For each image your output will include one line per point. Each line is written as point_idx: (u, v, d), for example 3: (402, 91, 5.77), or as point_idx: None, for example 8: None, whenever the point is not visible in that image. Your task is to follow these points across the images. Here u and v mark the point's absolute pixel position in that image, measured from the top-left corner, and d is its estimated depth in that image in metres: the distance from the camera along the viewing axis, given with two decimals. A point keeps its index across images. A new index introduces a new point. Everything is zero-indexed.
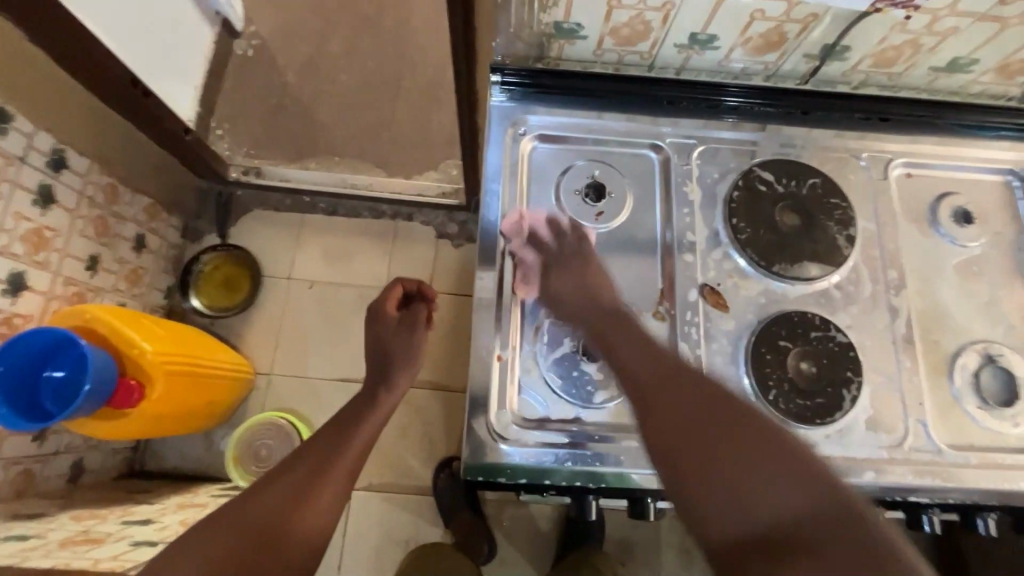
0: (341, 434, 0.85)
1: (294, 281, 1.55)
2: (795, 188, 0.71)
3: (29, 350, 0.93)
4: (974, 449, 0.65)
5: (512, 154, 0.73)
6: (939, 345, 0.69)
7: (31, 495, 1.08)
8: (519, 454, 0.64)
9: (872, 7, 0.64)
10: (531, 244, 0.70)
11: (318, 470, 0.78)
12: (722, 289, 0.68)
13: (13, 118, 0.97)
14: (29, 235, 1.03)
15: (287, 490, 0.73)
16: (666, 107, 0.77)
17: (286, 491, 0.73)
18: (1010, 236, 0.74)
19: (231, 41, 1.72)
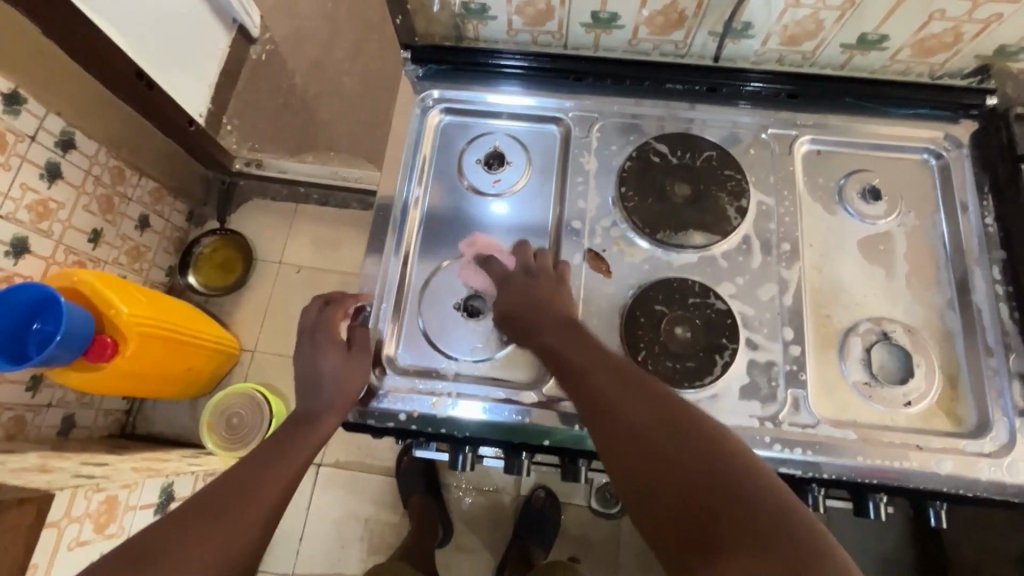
0: (268, 456, 0.59)
1: (283, 266, 1.65)
2: (689, 159, 0.72)
3: (19, 305, 1.04)
4: (856, 425, 0.63)
5: (419, 126, 0.77)
6: (831, 320, 0.67)
7: (22, 439, 1.20)
8: (389, 399, 0.65)
9: None
10: (429, 208, 0.74)
11: (228, 501, 0.54)
12: (606, 255, 0.69)
13: (24, 101, 1.11)
14: (34, 205, 1.16)
15: (169, 547, 0.49)
16: (572, 84, 0.79)
17: (166, 551, 0.48)
18: (923, 215, 0.72)
19: (247, 47, 1.87)
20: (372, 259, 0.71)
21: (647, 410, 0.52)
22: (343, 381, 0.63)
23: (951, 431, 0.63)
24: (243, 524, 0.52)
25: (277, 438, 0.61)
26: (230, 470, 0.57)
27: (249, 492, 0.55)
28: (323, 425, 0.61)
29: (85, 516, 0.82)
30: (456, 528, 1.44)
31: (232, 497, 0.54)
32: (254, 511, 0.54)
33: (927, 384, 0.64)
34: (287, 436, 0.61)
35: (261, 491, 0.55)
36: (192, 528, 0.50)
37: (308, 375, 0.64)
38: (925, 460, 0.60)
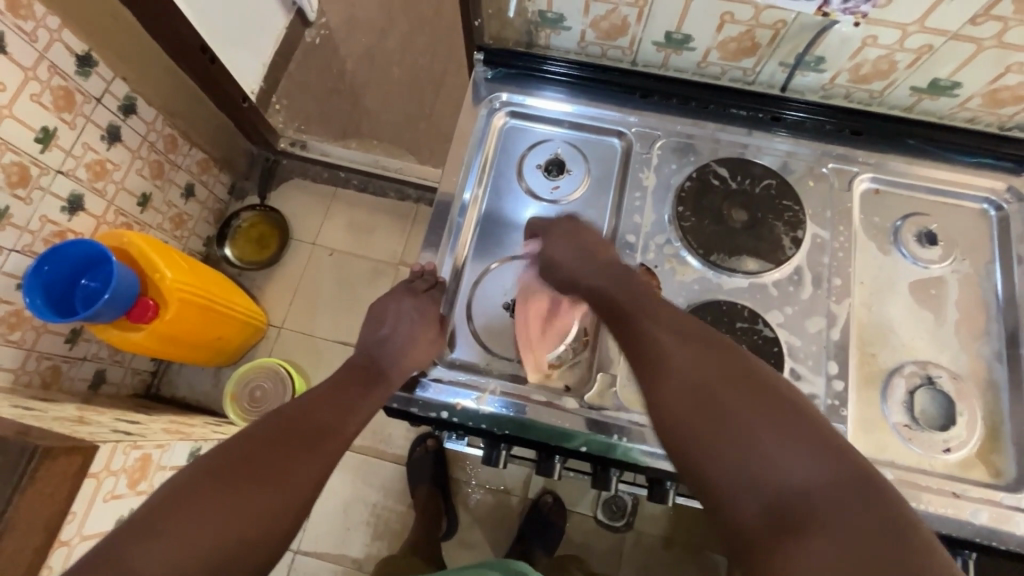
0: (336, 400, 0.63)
1: (317, 247, 1.68)
2: (748, 186, 0.73)
3: (71, 259, 1.08)
4: (894, 466, 0.63)
5: (484, 127, 0.79)
6: (876, 358, 0.67)
7: (55, 389, 1.23)
8: (433, 389, 0.66)
9: (821, 11, 0.63)
10: (486, 208, 0.76)
11: (302, 436, 0.57)
12: (658, 271, 0.70)
13: (94, 65, 1.14)
14: (93, 164, 1.20)
15: (252, 469, 0.52)
16: (637, 100, 0.80)
17: (259, 469, 0.53)
18: (976, 264, 0.72)
19: (302, 29, 1.90)
20: (429, 248, 0.73)
21: (735, 389, 0.49)
22: (408, 349, 0.66)
23: (988, 482, 0.63)
24: (317, 459, 0.56)
25: (343, 384, 0.65)
26: (304, 404, 0.61)
27: (322, 428, 0.59)
28: (388, 387, 0.65)
29: (121, 470, 0.85)
30: (461, 523, 1.45)
31: (310, 430, 0.58)
32: (327, 448, 0.58)
33: (969, 432, 0.64)
34: (354, 383, 0.65)
35: (333, 429, 0.60)
36: (277, 449, 0.55)
37: (385, 334, 0.70)
38: (961, 508, 0.60)
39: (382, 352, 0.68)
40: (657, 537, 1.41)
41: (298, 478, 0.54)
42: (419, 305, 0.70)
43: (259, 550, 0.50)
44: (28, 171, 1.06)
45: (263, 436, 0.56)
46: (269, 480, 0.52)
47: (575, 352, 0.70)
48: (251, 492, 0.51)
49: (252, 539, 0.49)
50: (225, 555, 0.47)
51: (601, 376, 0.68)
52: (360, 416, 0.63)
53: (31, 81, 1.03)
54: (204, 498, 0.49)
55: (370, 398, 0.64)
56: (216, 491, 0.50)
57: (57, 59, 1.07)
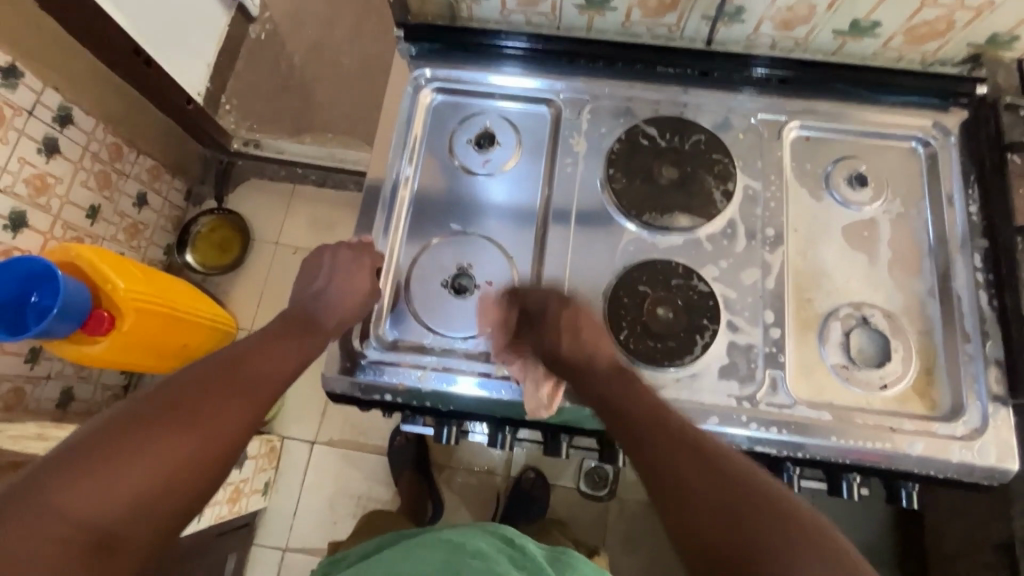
0: (271, 347, 0.60)
1: (281, 246, 1.66)
2: (678, 143, 0.72)
3: (17, 277, 1.05)
4: (833, 406, 0.64)
5: (411, 105, 0.78)
6: (812, 304, 0.68)
7: (20, 410, 1.22)
8: (373, 371, 0.66)
9: None
10: (419, 185, 0.75)
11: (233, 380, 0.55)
12: (592, 235, 0.70)
13: (21, 75, 1.12)
14: (32, 179, 1.17)
15: (180, 410, 0.51)
16: (565, 65, 0.78)
17: (187, 412, 0.51)
18: (908, 201, 0.72)
19: (246, 25, 1.85)
20: (365, 224, 0.72)
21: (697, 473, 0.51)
22: (344, 299, 0.66)
23: (926, 414, 0.64)
24: (250, 404, 0.55)
25: (281, 334, 0.63)
26: (238, 353, 0.58)
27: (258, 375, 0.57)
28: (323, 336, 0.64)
29: None
30: (447, 506, 1.46)
31: (243, 375, 0.56)
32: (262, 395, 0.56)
33: (904, 367, 0.65)
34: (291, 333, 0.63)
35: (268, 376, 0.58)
36: (207, 393, 0.53)
37: (323, 290, 0.67)
38: (898, 441, 0.62)
39: (317, 305, 0.66)
40: (639, 502, 1.43)
41: (231, 423, 0.53)
42: (358, 275, 0.67)
43: (186, 490, 0.49)
44: None
45: (193, 379, 0.54)
46: (200, 423, 0.51)
47: None
48: (177, 436, 0.49)
49: (178, 482, 0.48)
50: (148, 496, 0.46)
51: None
52: (294, 364, 0.61)
53: None
54: (126, 440, 0.47)
55: (305, 347, 0.62)
56: (140, 433, 0.48)
57: None
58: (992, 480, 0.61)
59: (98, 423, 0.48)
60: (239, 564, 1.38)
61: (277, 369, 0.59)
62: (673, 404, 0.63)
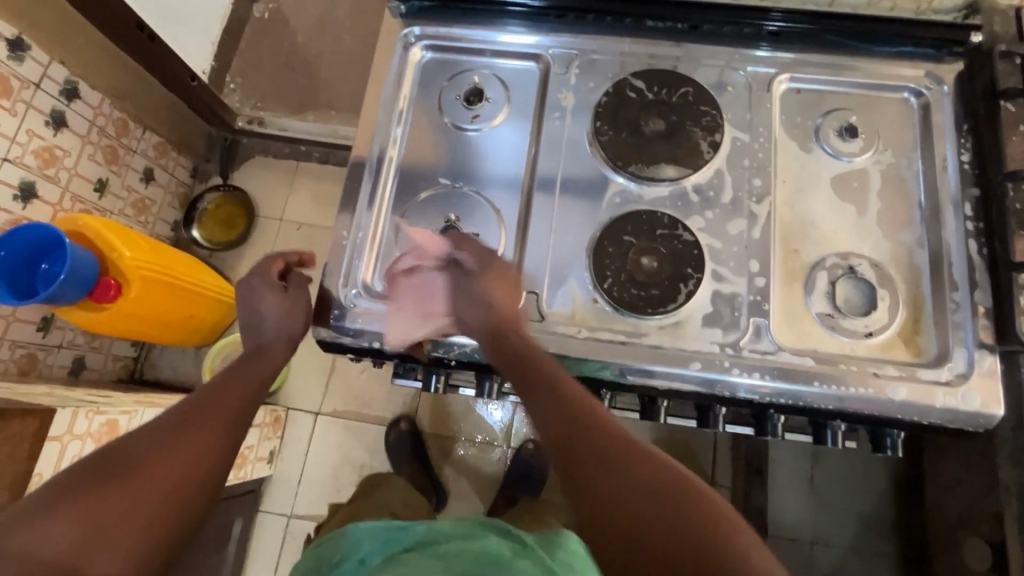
0: (222, 382, 0.62)
1: (284, 223, 1.68)
2: (665, 96, 0.72)
3: (26, 245, 1.08)
4: (817, 353, 0.64)
5: (400, 62, 0.78)
6: (798, 255, 0.68)
7: (34, 376, 1.26)
8: (361, 319, 0.68)
9: None
10: (408, 142, 0.76)
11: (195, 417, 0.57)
12: (578, 189, 0.71)
13: (28, 49, 1.14)
14: (41, 151, 1.20)
15: (141, 453, 0.52)
16: (553, 21, 0.78)
17: (146, 453, 0.53)
18: (899, 152, 0.71)
19: (249, 5, 1.87)
20: (354, 179, 0.73)
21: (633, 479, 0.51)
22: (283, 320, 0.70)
23: (912, 361, 0.64)
24: (210, 436, 0.56)
25: (239, 369, 0.64)
26: (191, 397, 0.60)
27: (208, 411, 0.58)
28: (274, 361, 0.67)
29: (87, 434, 0.84)
30: (448, 476, 1.48)
31: (192, 414, 0.57)
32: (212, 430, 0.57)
33: (890, 315, 0.65)
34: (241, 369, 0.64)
35: (218, 411, 0.58)
36: (170, 433, 0.55)
37: (254, 316, 0.71)
38: (882, 386, 0.62)
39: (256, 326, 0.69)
40: None
41: (181, 460, 0.53)
42: (267, 289, 0.71)
43: (155, 527, 0.50)
44: None
45: (157, 423, 0.56)
46: (151, 463, 0.52)
47: None
48: (139, 477, 0.51)
49: (144, 519, 0.49)
50: (113, 533, 0.48)
51: (527, 295, 0.67)
52: (252, 394, 0.62)
53: None
54: (88, 486, 0.49)
55: (259, 376, 0.64)
56: (88, 483, 0.49)
57: None
58: (976, 425, 0.61)
59: (63, 474, 0.50)
60: (246, 529, 1.42)
61: (237, 402, 0.60)
62: (655, 350, 0.64)
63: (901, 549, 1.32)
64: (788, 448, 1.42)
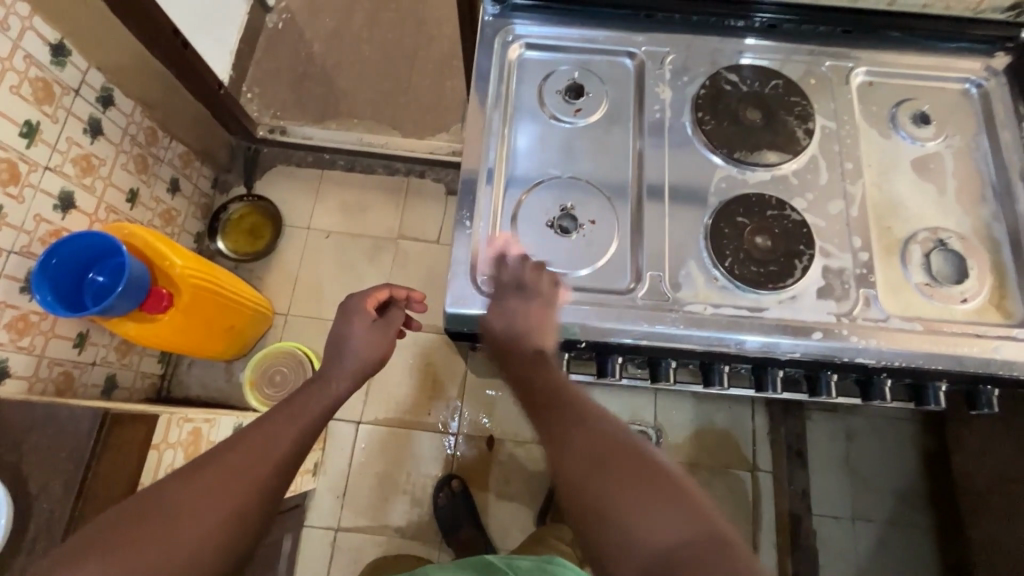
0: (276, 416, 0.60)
1: (312, 231, 1.66)
2: (759, 88, 0.77)
3: (77, 255, 1.04)
4: (922, 319, 0.69)
5: (499, 59, 0.81)
6: (892, 231, 0.73)
7: (70, 396, 1.19)
8: (493, 305, 0.69)
9: None
10: (513, 134, 0.78)
11: (249, 453, 0.55)
12: (686, 175, 0.75)
13: (69, 54, 1.11)
14: (79, 160, 1.16)
15: (190, 491, 0.51)
16: (642, 20, 0.82)
17: (195, 491, 0.51)
18: (966, 136, 0.79)
19: (263, 15, 1.86)
20: (469, 171, 0.75)
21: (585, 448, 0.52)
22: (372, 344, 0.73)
23: (1003, 322, 0.70)
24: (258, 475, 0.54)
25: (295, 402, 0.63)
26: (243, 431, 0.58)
27: (255, 455, 0.55)
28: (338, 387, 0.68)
29: (178, 443, 0.85)
30: (495, 479, 1.48)
31: (246, 447, 0.55)
32: (260, 475, 0.54)
33: (980, 282, 0.71)
34: (295, 403, 0.63)
35: (270, 445, 0.56)
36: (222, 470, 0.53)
37: (338, 349, 0.72)
38: (986, 345, 0.67)
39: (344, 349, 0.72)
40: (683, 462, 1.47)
41: (239, 490, 0.52)
42: (358, 316, 0.74)
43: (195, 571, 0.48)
44: (17, 169, 1.03)
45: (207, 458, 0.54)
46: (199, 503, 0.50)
47: (618, 256, 0.72)
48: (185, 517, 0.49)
49: (183, 562, 0.47)
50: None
51: (650, 276, 0.70)
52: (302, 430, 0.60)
53: (9, 72, 0.99)
54: (138, 527, 0.47)
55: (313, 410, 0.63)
56: (137, 520, 0.48)
57: (31, 48, 1.03)
58: None
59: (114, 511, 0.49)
60: (293, 545, 1.37)
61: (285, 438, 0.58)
62: (779, 323, 0.68)
63: (934, 519, 1.40)
64: (822, 430, 1.49)
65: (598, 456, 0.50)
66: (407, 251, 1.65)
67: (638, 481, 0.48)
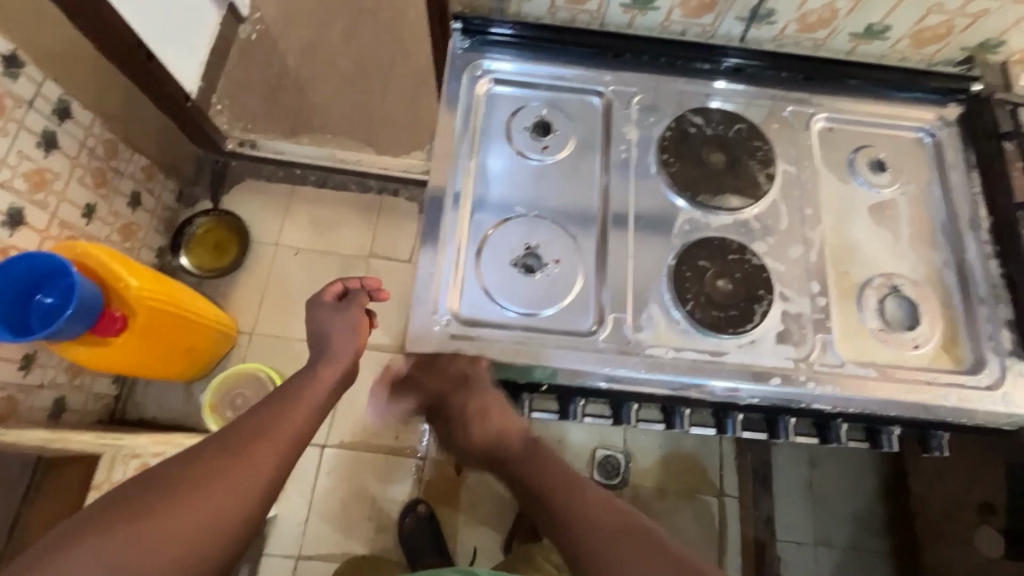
0: (273, 410, 0.59)
1: (280, 248, 1.62)
2: (722, 132, 0.79)
3: (25, 276, 0.99)
4: (876, 364, 0.71)
5: (467, 94, 0.80)
6: (849, 275, 0.75)
7: (13, 421, 1.13)
8: (461, 346, 0.68)
9: None
10: (480, 171, 0.77)
11: (245, 442, 0.55)
12: (648, 217, 0.75)
13: (22, 65, 1.07)
14: (31, 174, 1.11)
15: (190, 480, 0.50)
16: (611, 60, 0.83)
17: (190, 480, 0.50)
18: (920, 184, 0.81)
19: (236, 25, 1.82)
20: (432, 208, 0.74)
21: (571, 516, 0.56)
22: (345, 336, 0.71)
23: (953, 369, 0.72)
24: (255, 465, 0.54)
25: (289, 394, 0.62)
26: (239, 422, 0.57)
27: (257, 440, 0.55)
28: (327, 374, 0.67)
29: None
30: (463, 504, 1.45)
31: (242, 438, 0.55)
32: (263, 460, 0.54)
33: (931, 329, 0.73)
34: (290, 396, 0.62)
35: (267, 438, 0.56)
36: (219, 460, 0.53)
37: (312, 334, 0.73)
38: (935, 392, 0.69)
39: (319, 345, 0.70)
40: (650, 487, 1.47)
41: (236, 481, 0.52)
42: (322, 306, 0.74)
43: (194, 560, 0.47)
44: None
45: (203, 448, 0.54)
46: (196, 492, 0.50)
47: (581, 296, 0.72)
48: (181, 504, 0.48)
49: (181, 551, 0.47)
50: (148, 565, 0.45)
51: (613, 318, 0.70)
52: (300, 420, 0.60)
53: None
54: (135, 513, 0.47)
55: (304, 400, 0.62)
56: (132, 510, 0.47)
57: None
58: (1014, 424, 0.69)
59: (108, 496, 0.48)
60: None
61: (283, 429, 0.58)
62: (739, 368, 0.68)
63: (892, 544, 1.42)
64: (786, 456, 1.51)
65: (590, 518, 0.55)
66: (378, 270, 1.62)
67: (641, 555, 0.51)
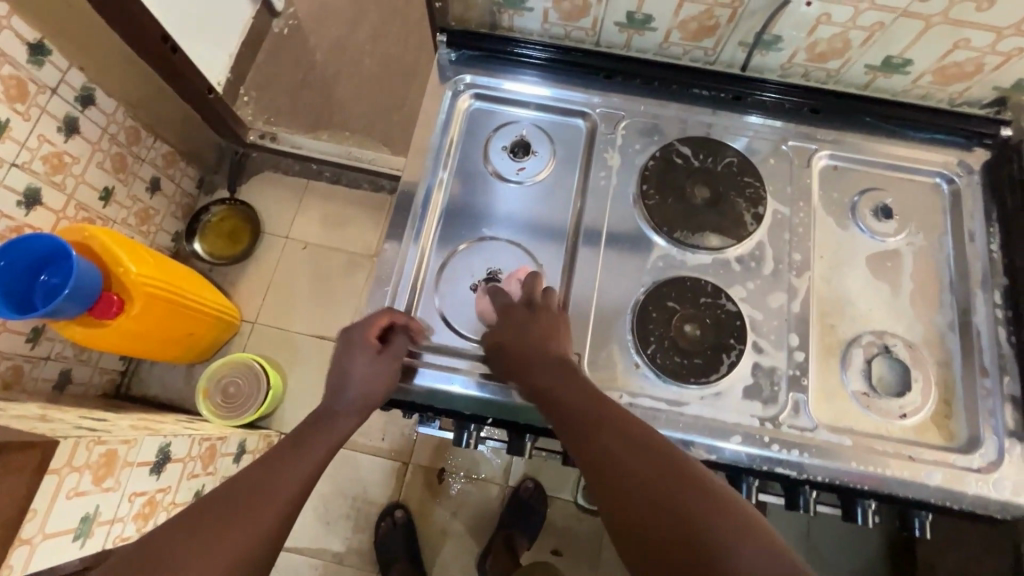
0: (280, 461, 0.57)
1: (290, 241, 1.65)
2: (710, 164, 0.74)
3: (30, 255, 1.04)
4: (853, 432, 0.65)
5: (449, 109, 0.78)
6: (835, 330, 0.69)
7: (18, 390, 1.19)
8: (428, 376, 0.66)
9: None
10: (452, 189, 0.75)
11: (252, 496, 0.52)
12: (619, 250, 0.71)
13: (48, 53, 1.11)
14: (50, 157, 1.16)
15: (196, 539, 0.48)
16: (602, 81, 0.80)
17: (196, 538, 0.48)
18: (930, 236, 0.74)
19: (270, 19, 1.86)
20: (395, 226, 0.72)
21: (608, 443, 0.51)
22: (368, 390, 0.62)
23: (943, 445, 0.65)
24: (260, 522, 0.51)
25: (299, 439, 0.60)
26: (243, 475, 0.55)
27: (265, 495, 0.53)
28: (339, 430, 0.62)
29: (85, 466, 0.81)
30: (441, 513, 1.44)
31: (248, 496, 0.52)
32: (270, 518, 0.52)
33: (923, 399, 0.66)
34: (300, 445, 0.59)
35: (273, 497, 0.53)
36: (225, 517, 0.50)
37: (339, 380, 0.64)
38: (917, 470, 0.62)
39: (341, 394, 0.63)
40: None
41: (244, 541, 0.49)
42: (361, 351, 0.63)
43: None
44: None
45: (210, 505, 0.51)
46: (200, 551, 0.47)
47: None
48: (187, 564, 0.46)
49: None
50: None
51: (569, 355, 0.67)
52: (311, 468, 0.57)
53: None
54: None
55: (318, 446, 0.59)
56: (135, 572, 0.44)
57: (8, 47, 1.04)
58: (1007, 515, 0.62)
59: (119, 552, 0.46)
60: None
61: (287, 485, 0.55)
62: (697, 422, 0.64)
63: None
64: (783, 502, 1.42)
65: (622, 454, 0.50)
66: None
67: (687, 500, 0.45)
